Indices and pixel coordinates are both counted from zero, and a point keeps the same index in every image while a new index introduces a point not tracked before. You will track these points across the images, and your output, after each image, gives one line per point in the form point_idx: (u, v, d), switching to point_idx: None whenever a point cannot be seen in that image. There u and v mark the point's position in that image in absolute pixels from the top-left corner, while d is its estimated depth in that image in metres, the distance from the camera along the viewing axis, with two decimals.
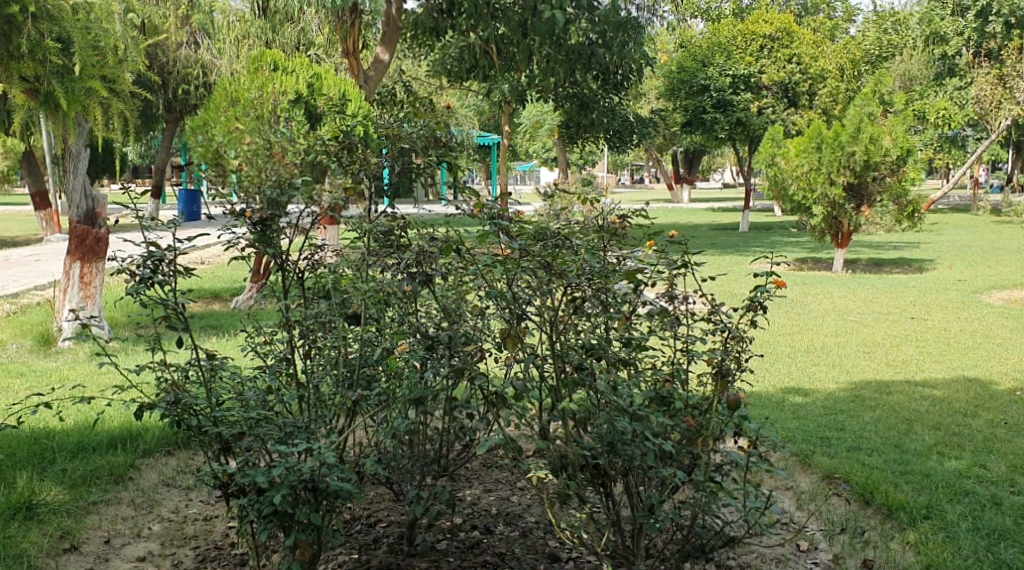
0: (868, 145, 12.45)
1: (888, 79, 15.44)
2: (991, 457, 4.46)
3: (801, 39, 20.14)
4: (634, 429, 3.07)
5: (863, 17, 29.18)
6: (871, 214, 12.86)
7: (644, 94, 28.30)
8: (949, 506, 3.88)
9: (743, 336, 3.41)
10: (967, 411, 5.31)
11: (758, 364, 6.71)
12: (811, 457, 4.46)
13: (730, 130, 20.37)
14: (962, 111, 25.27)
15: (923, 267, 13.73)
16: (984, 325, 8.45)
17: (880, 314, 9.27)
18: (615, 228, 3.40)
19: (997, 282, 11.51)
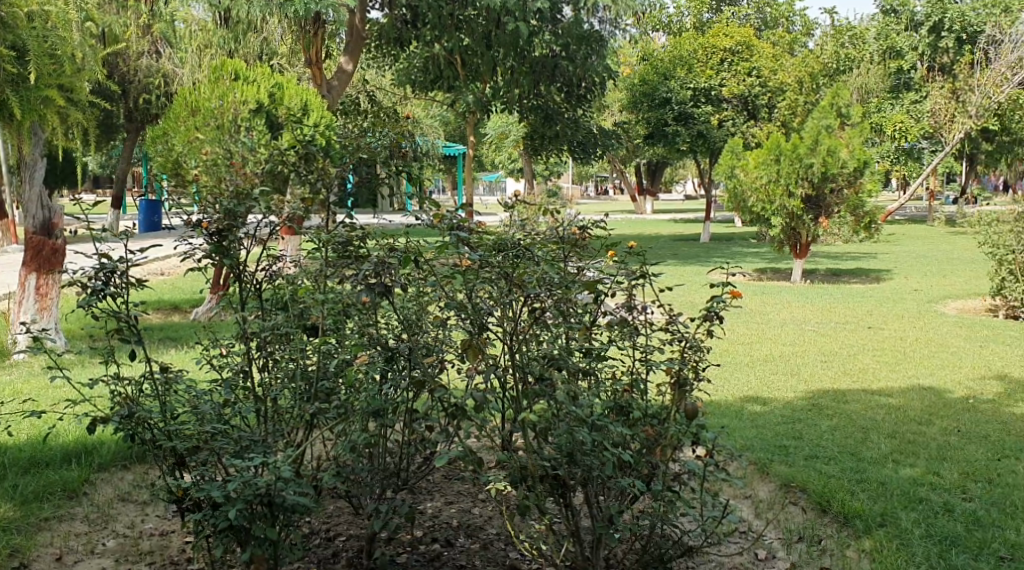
0: (825, 158, 12.66)
1: (845, 94, 15.73)
2: (944, 464, 4.51)
3: (761, 52, 20.59)
4: (593, 439, 3.04)
5: (822, 31, 29.65)
6: (829, 225, 13.12)
7: (607, 106, 28.76)
8: (903, 514, 3.88)
9: (701, 346, 3.43)
10: (922, 419, 5.39)
11: (719, 374, 6.78)
12: (768, 466, 4.50)
13: (692, 143, 20.74)
14: (917, 124, 25.58)
15: (879, 276, 13.97)
16: (938, 335, 8.58)
17: (838, 324, 9.39)
18: (575, 239, 3.43)
19: (951, 292, 11.73)
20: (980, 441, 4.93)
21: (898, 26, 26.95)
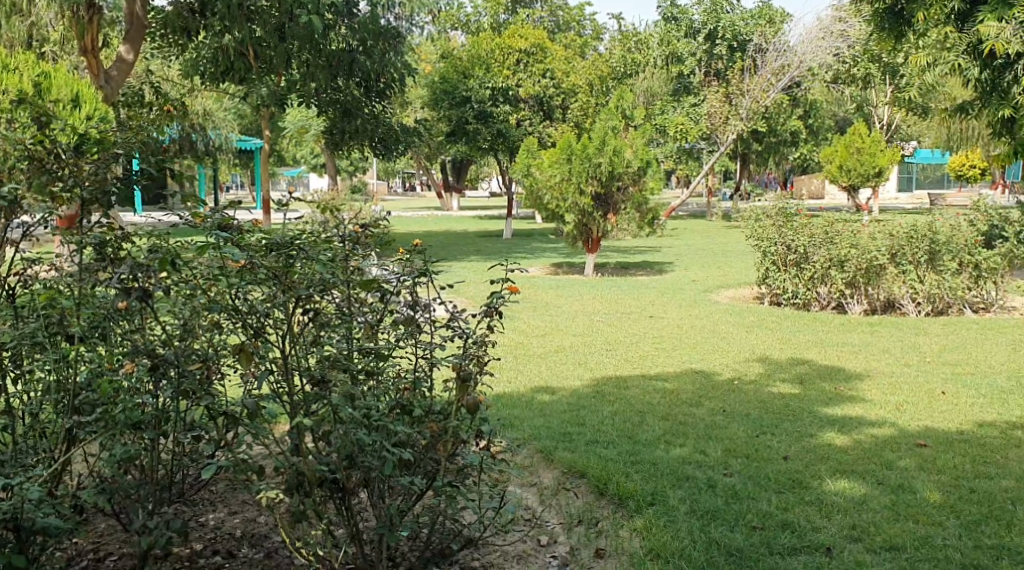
0: (612, 157, 13.19)
1: (629, 97, 16.52)
2: (710, 443, 4.82)
3: (554, 55, 20.96)
4: (372, 441, 2.94)
5: (611, 35, 31.01)
6: (618, 221, 13.74)
7: (408, 103, 28.79)
8: (671, 492, 4.11)
9: (481, 341, 3.44)
10: (693, 402, 5.75)
11: (510, 366, 6.96)
12: (553, 454, 4.64)
13: (491, 141, 21.08)
14: (697, 126, 27.19)
15: (663, 269, 14.79)
16: (712, 322, 9.19)
17: (623, 314, 9.86)
18: (357, 238, 3.35)
19: (725, 282, 12.59)
20: (743, 420, 5.31)
21: (679, 32, 28.30)
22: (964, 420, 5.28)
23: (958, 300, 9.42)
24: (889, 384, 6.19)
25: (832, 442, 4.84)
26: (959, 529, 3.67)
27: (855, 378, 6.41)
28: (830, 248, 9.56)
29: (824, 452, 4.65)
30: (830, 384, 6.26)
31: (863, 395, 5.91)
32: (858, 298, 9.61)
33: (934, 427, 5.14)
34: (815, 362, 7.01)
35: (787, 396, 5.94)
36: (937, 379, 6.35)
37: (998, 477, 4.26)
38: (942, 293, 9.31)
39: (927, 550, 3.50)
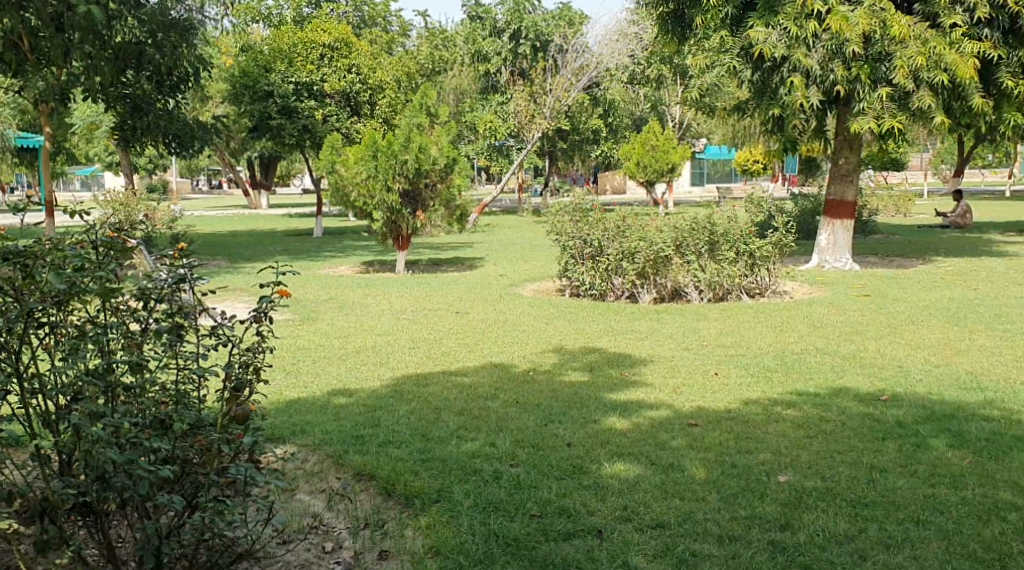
0: (418, 154, 13.20)
1: (432, 93, 16.53)
2: (500, 435, 4.91)
3: (359, 50, 20.49)
4: (120, 458, 2.76)
5: (417, 32, 30.93)
6: (426, 219, 13.74)
7: (209, 98, 27.61)
8: (456, 488, 4.14)
9: (252, 348, 3.27)
10: (488, 395, 5.83)
11: (308, 369, 6.81)
12: (343, 457, 4.57)
13: (297, 137, 20.63)
14: (505, 124, 27.58)
15: (472, 264, 14.96)
16: (514, 315, 9.38)
17: (428, 310, 9.88)
18: (110, 245, 3.16)
19: (531, 275, 12.89)
20: (533, 410, 5.44)
21: (484, 31, 28.70)
22: (732, 398, 5.68)
23: (736, 286, 10.08)
24: (670, 368, 6.55)
25: (613, 426, 5.07)
26: (719, 502, 3.96)
27: (639, 364, 6.74)
28: (622, 241, 10.02)
29: (605, 437, 4.86)
30: (618, 370, 6.55)
31: (645, 379, 6.23)
32: (648, 286, 10.12)
33: (706, 407, 5.50)
34: (607, 350, 7.32)
35: (577, 384, 6.15)
36: (712, 361, 6.79)
37: (756, 452, 4.64)
38: (722, 281, 9.94)
39: (689, 524, 3.74)
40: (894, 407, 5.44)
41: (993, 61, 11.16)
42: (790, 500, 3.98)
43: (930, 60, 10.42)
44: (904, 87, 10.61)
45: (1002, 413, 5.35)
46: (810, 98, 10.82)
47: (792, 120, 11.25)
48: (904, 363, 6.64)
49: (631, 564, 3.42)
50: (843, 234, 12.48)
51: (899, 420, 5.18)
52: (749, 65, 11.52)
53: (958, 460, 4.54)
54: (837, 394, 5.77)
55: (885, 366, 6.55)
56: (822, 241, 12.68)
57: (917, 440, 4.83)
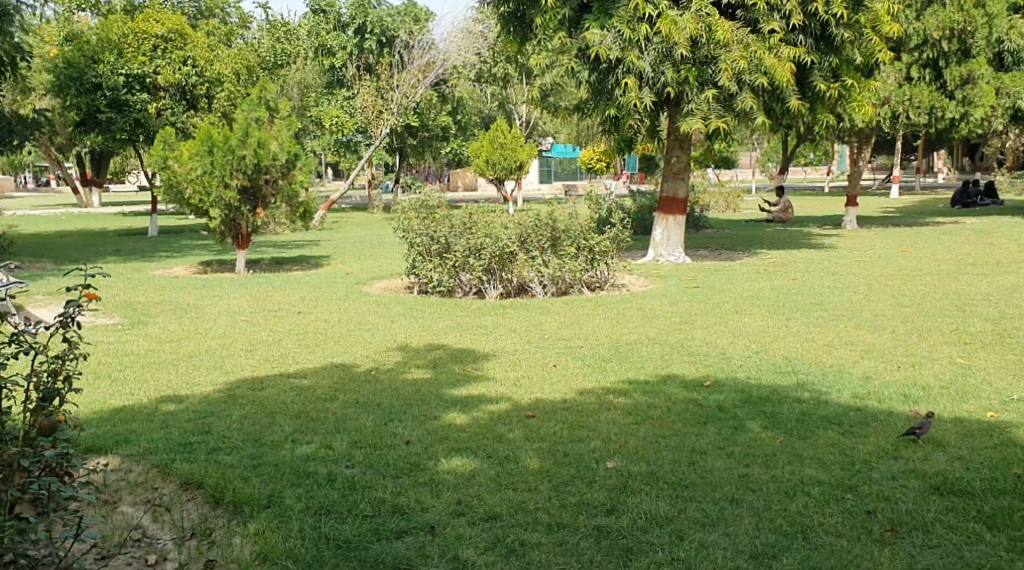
0: (256, 150, 12.82)
1: (273, 88, 16.07)
2: (336, 437, 4.86)
3: (195, 42, 19.98)
4: None
5: (258, 24, 30.01)
6: (267, 216, 13.45)
7: (30, 89, 25.87)
8: (288, 492, 4.08)
9: (58, 355, 3.11)
10: (326, 396, 5.75)
11: (136, 376, 6.50)
12: (170, 466, 4.41)
13: (129, 131, 19.63)
14: (351, 119, 27.27)
15: (317, 263, 14.70)
16: (358, 314, 9.26)
17: (269, 311, 9.64)
18: None
19: (376, 273, 12.79)
20: (372, 410, 5.42)
21: (326, 23, 27.95)
22: (568, 388, 5.85)
23: (577, 280, 10.33)
24: (510, 362, 6.66)
25: (451, 422, 5.11)
26: (550, 492, 4.11)
27: (481, 359, 6.82)
28: (467, 238, 10.03)
29: (443, 433, 4.90)
30: (459, 366, 6.61)
31: (486, 374, 6.31)
32: (494, 282, 10.16)
33: (543, 399, 5.63)
34: (449, 346, 7.36)
35: (418, 381, 6.16)
36: (551, 353, 6.95)
37: (588, 440, 4.82)
38: (564, 275, 10.15)
39: (520, 515, 3.87)
40: (716, 392, 5.75)
41: (807, 66, 11.92)
42: (616, 486, 4.19)
43: (752, 64, 11.03)
44: (728, 89, 11.19)
45: (812, 394, 5.76)
46: (644, 99, 11.19)
47: (628, 119, 11.63)
48: (728, 350, 7.02)
49: (461, 558, 3.50)
50: (677, 229, 13.03)
51: (720, 404, 5.49)
52: (587, 67, 11.76)
53: (770, 439, 4.88)
54: (665, 381, 6.05)
55: (711, 353, 6.89)
56: (658, 235, 13.16)
57: (736, 423, 5.15)
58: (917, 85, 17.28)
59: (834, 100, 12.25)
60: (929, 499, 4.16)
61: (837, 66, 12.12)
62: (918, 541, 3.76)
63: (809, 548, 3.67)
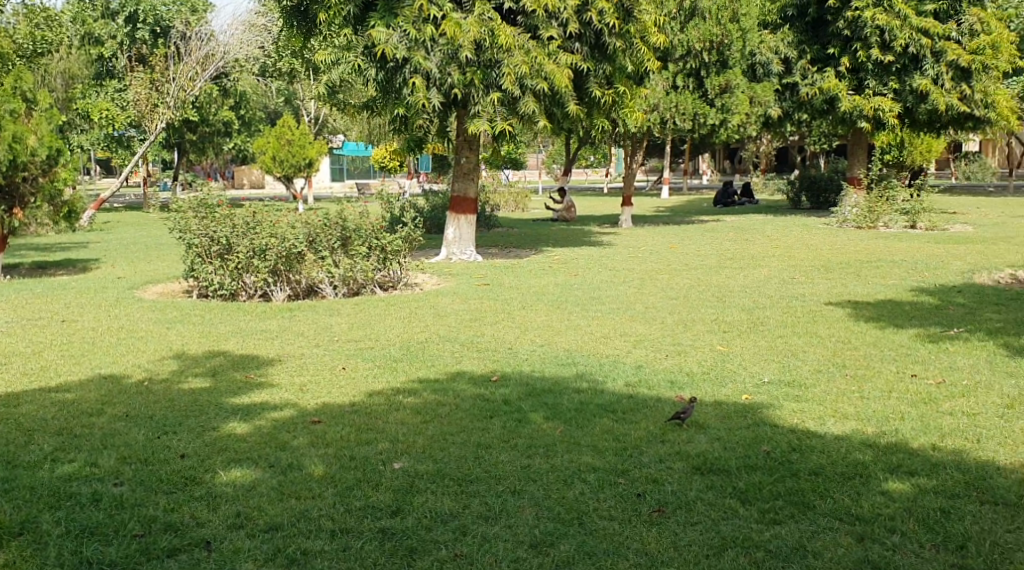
0: (12, 144, 11.77)
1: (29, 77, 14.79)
2: (102, 453, 4.57)
3: None
4: None
5: None
6: (23, 216, 12.39)
7: None
8: (46, 516, 3.81)
9: None
10: (92, 411, 5.40)
11: None
12: None
13: None
14: (123, 113, 25.72)
15: (84, 266, 13.75)
16: (131, 320, 8.74)
17: (29, 320, 8.91)
18: None
19: (152, 276, 12.13)
20: (145, 423, 5.14)
21: (94, 11, 26.76)
22: (355, 390, 5.80)
23: (368, 280, 10.24)
24: (295, 366, 6.52)
25: (231, 431, 4.94)
26: (334, 497, 4.08)
27: (265, 364, 6.63)
28: (252, 238, 9.70)
29: (222, 443, 4.72)
30: (241, 372, 6.39)
31: (270, 379, 6.14)
32: (281, 284, 9.89)
33: (330, 402, 5.56)
34: (231, 352, 7.10)
35: (196, 390, 5.91)
36: (339, 355, 6.87)
37: (374, 442, 4.81)
38: (355, 276, 10.05)
39: (302, 522, 3.82)
40: (501, 387, 5.90)
41: (584, 72, 12.42)
42: (401, 487, 4.22)
43: (532, 68, 11.39)
44: (511, 93, 11.47)
45: (591, 384, 6.04)
46: (431, 99, 11.26)
47: (416, 119, 11.67)
48: (513, 345, 7.21)
49: None
50: (468, 228, 13.23)
51: (505, 398, 5.64)
52: (373, 65, 11.66)
53: (551, 430, 5.07)
54: (452, 378, 6.13)
55: (497, 349, 7.05)
56: (448, 234, 13.31)
57: (519, 416, 5.31)
58: (682, 93, 18.45)
59: (609, 105, 12.84)
60: (692, 479, 4.47)
61: (611, 73, 12.72)
62: (682, 519, 4.04)
63: (584, 534, 3.85)
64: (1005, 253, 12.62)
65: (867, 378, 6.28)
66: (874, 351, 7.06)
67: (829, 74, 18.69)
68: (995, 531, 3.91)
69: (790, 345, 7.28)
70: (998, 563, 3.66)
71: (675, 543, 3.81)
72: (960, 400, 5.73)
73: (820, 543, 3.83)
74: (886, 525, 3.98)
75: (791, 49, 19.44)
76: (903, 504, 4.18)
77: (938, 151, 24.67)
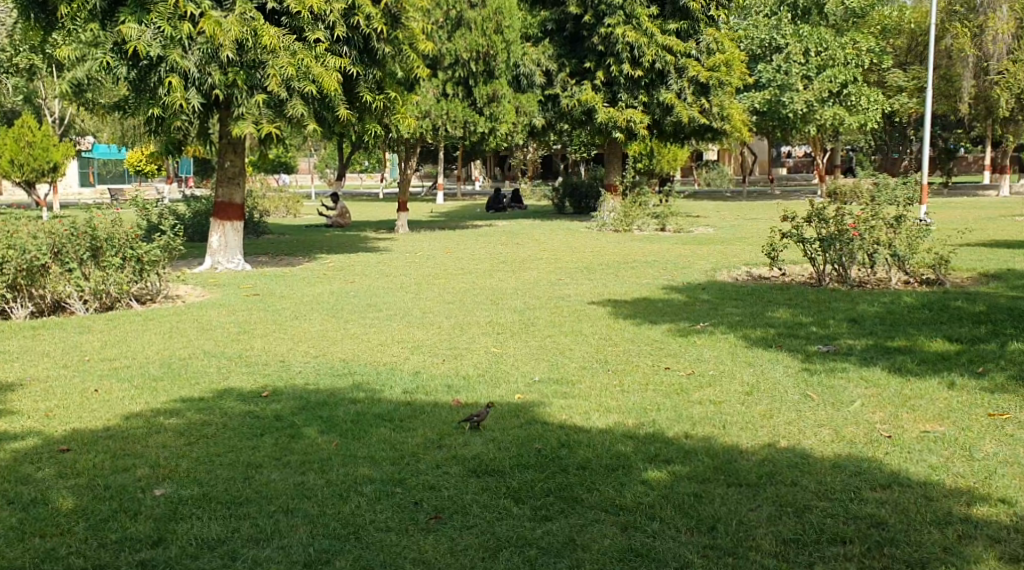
0: None
1: None
2: None
3: None
4: None
5: None
6: None
7: None
8: None
9: None
10: None
11: None
12: None
13: None
14: None
15: None
16: None
17: None
18: None
19: None
20: None
21: None
22: (112, 414, 5.43)
23: (124, 294, 9.61)
24: (42, 390, 6.00)
25: None
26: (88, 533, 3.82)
27: (6, 390, 6.04)
28: None
29: None
30: None
31: (12, 407, 5.61)
32: (22, 301, 9.10)
33: (82, 428, 5.17)
34: None
35: None
36: (92, 376, 6.39)
37: (133, 469, 4.54)
38: (108, 289, 9.41)
39: None
40: (273, 401, 5.73)
41: (353, 76, 12.31)
42: (164, 515, 4.02)
43: (299, 70, 11.14)
44: (277, 95, 11.18)
45: (366, 393, 5.99)
46: (191, 99, 10.77)
47: (175, 120, 11.12)
48: (285, 358, 7.02)
49: None
50: (234, 235, 12.77)
51: (276, 413, 5.48)
52: (123, 62, 11.01)
53: (326, 444, 5.00)
54: (220, 395, 5.87)
55: (268, 362, 6.84)
56: (213, 242, 12.76)
57: (291, 431, 5.18)
58: (452, 101, 18.64)
59: (379, 110, 12.79)
60: (467, 482, 4.55)
61: (381, 78, 12.69)
62: (458, 523, 4.10)
63: (360, 548, 3.83)
64: (743, 252, 13.79)
65: (629, 373, 6.65)
66: (632, 347, 7.48)
67: (586, 87, 19.61)
68: (741, 511, 4.27)
69: (558, 344, 7.57)
70: (743, 540, 3.99)
71: (452, 549, 3.87)
72: (708, 389, 6.20)
73: (588, 535, 4.01)
74: (647, 512, 4.24)
75: (551, 62, 20.19)
76: (661, 492, 4.47)
77: (684, 159, 26.56)
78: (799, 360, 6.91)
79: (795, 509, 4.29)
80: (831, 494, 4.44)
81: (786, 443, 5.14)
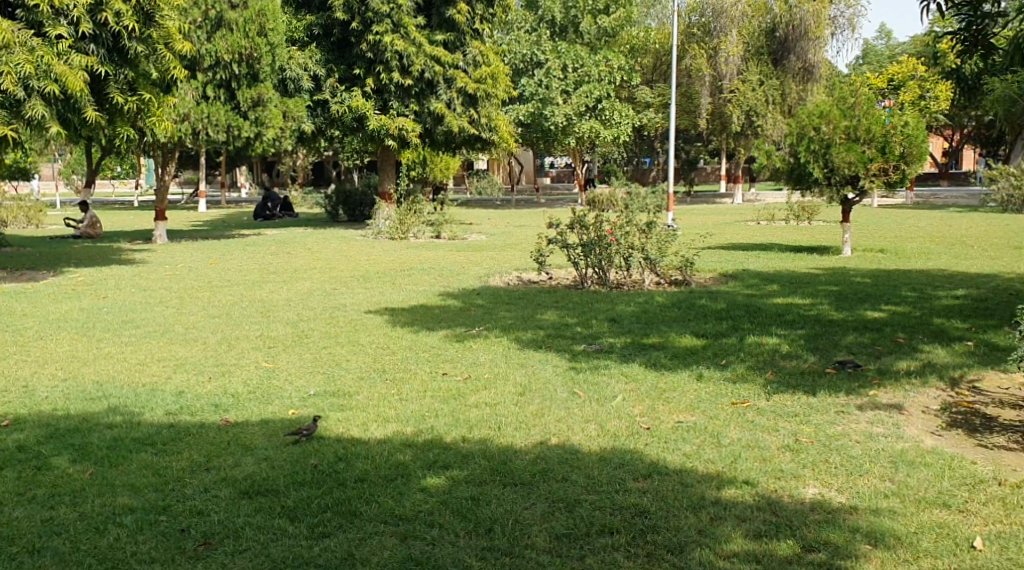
0: None
1: None
2: None
3: None
4: None
5: None
6: None
7: None
8: None
9: None
10: None
11: None
12: None
13: None
14: None
15: None
16: None
17: None
18: None
19: None
20: None
21: None
22: None
23: None
24: None
25: None
26: None
27: None
28: None
29: None
30: None
31: None
32: None
33: None
34: None
35: None
36: None
37: None
38: None
39: None
40: (15, 432, 5.29)
41: (101, 76, 11.52)
42: None
43: (38, 69, 10.31)
44: (13, 95, 10.26)
45: (125, 416, 5.65)
46: None
47: None
48: (29, 382, 6.47)
49: None
50: None
51: (20, 444, 5.07)
52: None
53: (80, 474, 4.68)
54: None
55: (9, 388, 6.28)
56: None
57: (38, 463, 4.81)
58: (213, 105, 17.91)
59: (132, 113, 12.06)
60: (238, 504, 4.41)
61: (134, 79, 11.95)
62: (229, 548, 3.98)
63: None
64: (513, 258, 14.24)
65: (405, 381, 6.69)
66: (407, 354, 7.53)
67: (355, 94, 19.30)
68: (516, 510, 4.42)
69: (333, 355, 7.48)
70: (518, 539, 4.14)
71: None
72: (482, 392, 6.36)
73: (366, 549, 4.01)
74: (425, 520, 4.29)
75: (320, 66, 19.74)
76: (439, 498, 4.54)
77: (454, 168, 27.13)
78: (567, 359, 7.25)
79: (566, 504, 4.50)
80: (599, 487, 4.69)
81: (556, 441, 5.37)
